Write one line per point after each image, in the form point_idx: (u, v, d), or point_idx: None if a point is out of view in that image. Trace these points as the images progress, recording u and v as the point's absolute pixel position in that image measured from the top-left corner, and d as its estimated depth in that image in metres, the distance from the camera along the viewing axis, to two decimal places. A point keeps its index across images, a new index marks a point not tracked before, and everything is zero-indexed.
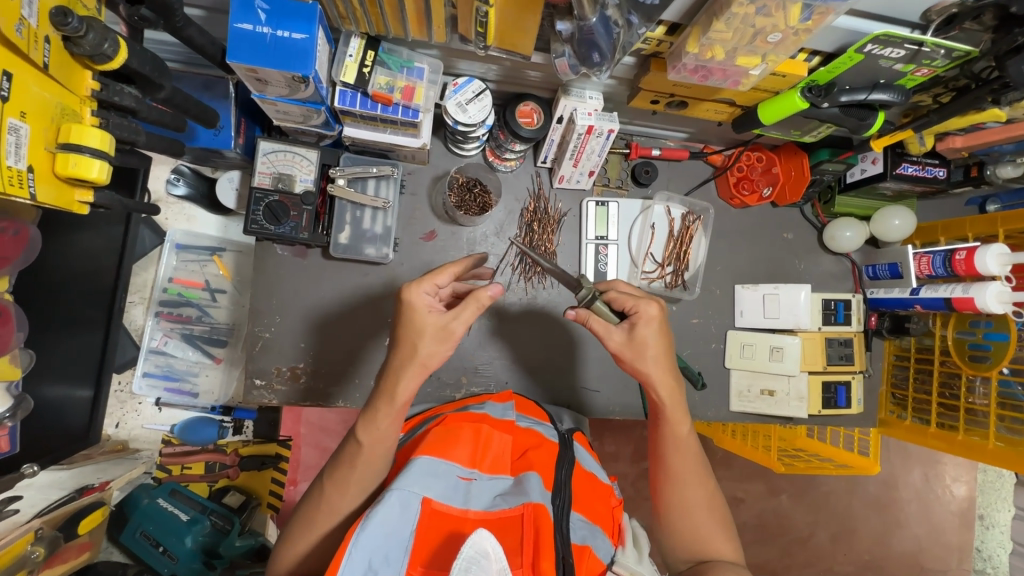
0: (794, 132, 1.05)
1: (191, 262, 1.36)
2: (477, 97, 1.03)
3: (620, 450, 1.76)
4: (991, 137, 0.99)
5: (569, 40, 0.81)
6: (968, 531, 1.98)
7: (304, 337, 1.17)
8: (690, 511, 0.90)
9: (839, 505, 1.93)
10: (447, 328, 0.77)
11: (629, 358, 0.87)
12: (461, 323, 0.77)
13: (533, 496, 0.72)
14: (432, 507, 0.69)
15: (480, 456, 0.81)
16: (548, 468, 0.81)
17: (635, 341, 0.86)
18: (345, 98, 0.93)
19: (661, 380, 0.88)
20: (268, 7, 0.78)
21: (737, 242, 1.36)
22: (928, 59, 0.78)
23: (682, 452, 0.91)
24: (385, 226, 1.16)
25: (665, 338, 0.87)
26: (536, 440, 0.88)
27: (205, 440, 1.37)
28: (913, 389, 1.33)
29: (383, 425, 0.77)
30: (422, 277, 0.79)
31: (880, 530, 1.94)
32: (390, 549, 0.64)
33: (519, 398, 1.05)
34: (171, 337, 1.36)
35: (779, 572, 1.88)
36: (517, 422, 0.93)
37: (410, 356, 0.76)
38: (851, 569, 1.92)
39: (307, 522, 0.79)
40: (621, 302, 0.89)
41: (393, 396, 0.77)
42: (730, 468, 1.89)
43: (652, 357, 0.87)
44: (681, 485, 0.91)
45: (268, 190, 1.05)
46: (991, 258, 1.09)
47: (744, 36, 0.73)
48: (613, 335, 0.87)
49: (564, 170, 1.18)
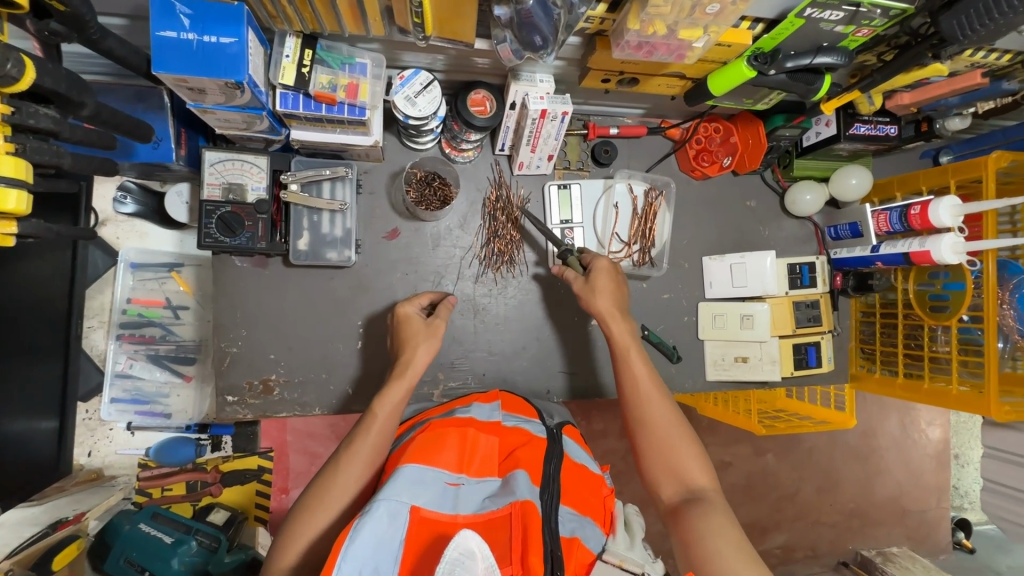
0: (747, 101, 1.04)
1: (148, 280, 1.29)
2: (425, 89, 1.02)
3: (608, 427, 1.79)
4: (937, 91, 1.03)
5: (508, 25, 0.78)
6: (944, 471, 2.07)
7: (273, 348, 1.14)
8: (654, 429, 0.93)
9: (822, 459, 1.99)
10: (435, 324, 1.03)
11: (587, 297, 1.07)
12: (441, 317, 1.05)
13: (521, 492, 0.74)
14: (420, 515, 0.69)
15: (467, 456, 0.81)
16: (536, 464, 0.82)
17: (589, 284, 1.08)
18: (286, 100, 0.90)
19: (615, 313, 1.05)
20: (191, 12, 0.74)
21: (702, 214, 1.37)
22: (867, 20, 0.79)
23: (641, 385, 0.98)
24: (345, 228, 1.13)
25: (618, 284, 1.08)
26: (523, 438, 0.88)
27: (182, 460, 1.32)
28: (880, 342, 1.38)
29: (394, 393, 0.91)
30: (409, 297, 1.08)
31: (862, 478, 2.01)
32: (380, 560, 0.64)
33: (506, 397, 1.05)
34: (136, 359, 1.29)
35: (769, 529, 1.94)
36: (504, 422, 0.93)
37: (413, 343, 0.99)
38: (838, 519, 1.99)
39: (316, 500, 0.79)
40: (586, 257, 1.13)
41: (409, 376, 0.94)
42: (716, 434, 1.93)
43: (605, 296, 1.06)
44: (642, 404, 0.96)
45: (219, 202, 1.03)
46: (944, 211, 1.12)
47: (682, 9, 0.72)
48: (575, 282, 1.10)
49: (522, 156, 1.17)
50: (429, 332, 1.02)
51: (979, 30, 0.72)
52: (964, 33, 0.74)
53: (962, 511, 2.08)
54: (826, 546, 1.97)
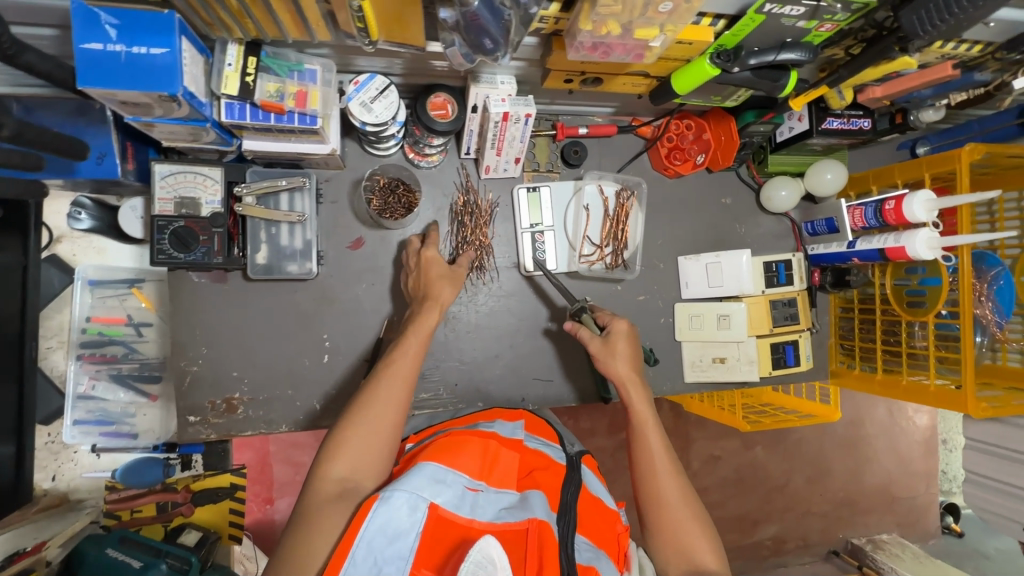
0: (715, 98, 1.01)
1: (108, 298, 1.24)
2: (381, 94, 0.98)
3: (596, 425, 1.78)
4: (907, 84, 1.00)
5: (456, 28, 0.74)
6: (932, 457, 2.07)
7: (237, 365, 1.11)
8: (665, 506, 0.91)
9: (811, 449, 1.99)
10: (458, 270, 1.07)
11: (604, 360, 1.05)
12: (463, 262, 1.10)
13: (537, 511, 0.73)
14: (438, 513, 0.70)
15: (488, 468, 0.80)
16: (555, 488, 0.82)
17: (608, 346, 1.05)
18: (233, 110, 0.86)
19: (633, 380, 1.02)
20: (118, 22, 0.70)
21: (676, 212, 1.34)
22: (829, 14, 0.76)
23: (656, 460, 0.94)
24: (304, 240, 1.09)
25: (636, 347, 1.07)
26: (543, 461, 0.88)
27: (150, 481, 1.28)
28: (859, 338, 1.36)
29: (425, 320, 0.96)
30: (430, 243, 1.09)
31: (851, 467, 2.01)
32: (396, 548, 0.66)
33: (529, 416, 1.04)
34: (99, 380, 1.25)
35: (760, 521, 1.93)
36: (526, 441, 0.92)
37: (435, 282, 1.03)
38: (828, 509, 1.99)
39: (363, 416, 0.82)
40: (601, 318, 1.11)
41: (438, 304, 0.99)
42: (704, 429, 1.91)
43: (622, 360, 1.03)
44: (654, 478, 0.94)
45: (172, 216, 1.00)
46: (919, 205, 1.10)
47: (635, 7, 0.69)
48: (592, 342, 1.07)
49: (488, 160, 1.14)
50: (453, 278, 1.05)
51: (939, 26, 0.69)
52: (925, 28, 0.71)
53: (951, 495, 2.08)
54: (816, 535, 1.97)
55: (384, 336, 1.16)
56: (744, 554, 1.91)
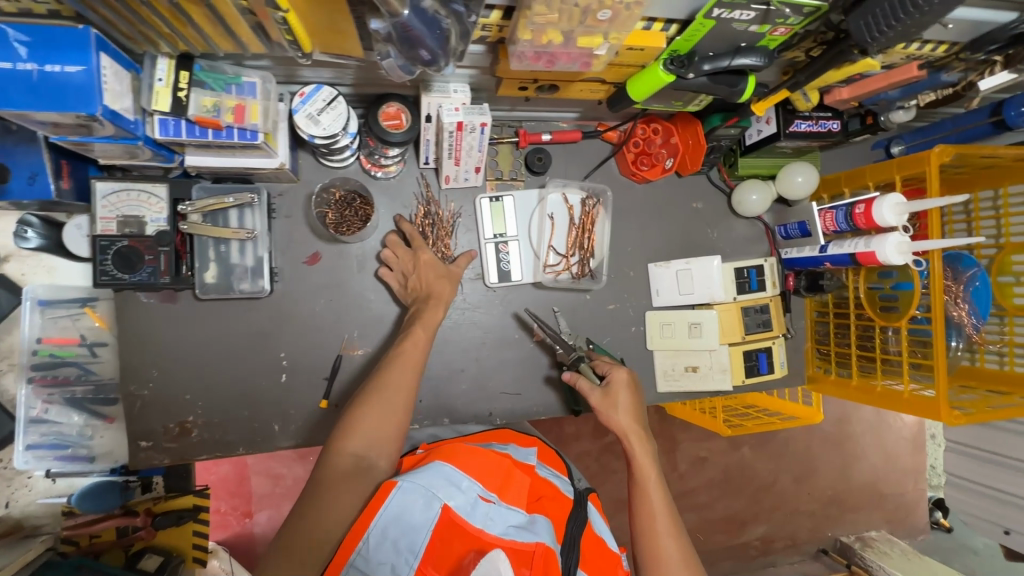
0: (677, 103, 0.98)
1: (60, 318, 1.19)
2: (329, 106, 0.94)
3: (580, 429, 1.74)
4: (874, 85, 0.98)
5: (389, 40, 0.71)
6: (920, 453, 2.06)
7: (190, 388, 1.08)
8: (663, 567, 0.88)
9: (799, 447, 1.97)
10: (455, 270, 1.10)
11: (604, 411, 1.02)
12: (460, 262, 1.12)
13: (543, 536, 0.72)
14: (449, 515, 0.71)
15: (502, 483, 0.81)
16: (560, 518, 0.83)
17: (609, 397, 1.02)
18: (168, 127, 0.82)
19: (636, 433, 0.99)
20: (30, 39, 0.67)
21: (646, 219, 1.31)
22: (781, 18, 0.73)
23: (657, 518, 0.91)
24: (256, 257, 1.06)
25: (638, 397, 1.04)
26: (551, 490, 0.88)
27: (108, 507, 1.24)
28: (835, 343, 1.33)
29: (428, 315, 1.01)
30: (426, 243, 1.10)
31: (839, 465, 1.99)
32: (407, 540, 0.68)
33: (541, 446, 1.05)
34: (52, 404, 1.19)
35: (748, 521, 1.91)
36: (537, 468, 0.93)
37: (435, 280, 1.07)
38: (815, 507, 1.97)
39: (375, 399, 0.87)
40: (602, 367, 1.08)
41: (440, 299, 1.05)
42: (691, 430, 1.87)
43: (623, 413, 1.01)
44: (654, 537, 0.90)
45: (114, 236, 0.95)
46: (888, 209, 1.07)
47: (572, 16, 0.66)
48: (592, 393, 1.04)
49: (446, 170, 1.10)
50: (451, 277, 1.09)
51: (885, 33, 0.67)
52: (872, 36, 0.69)
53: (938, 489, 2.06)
54: (805, 534, 1.95)
55: (343, 354, 1.13)
56: (732, 555, 1.89)
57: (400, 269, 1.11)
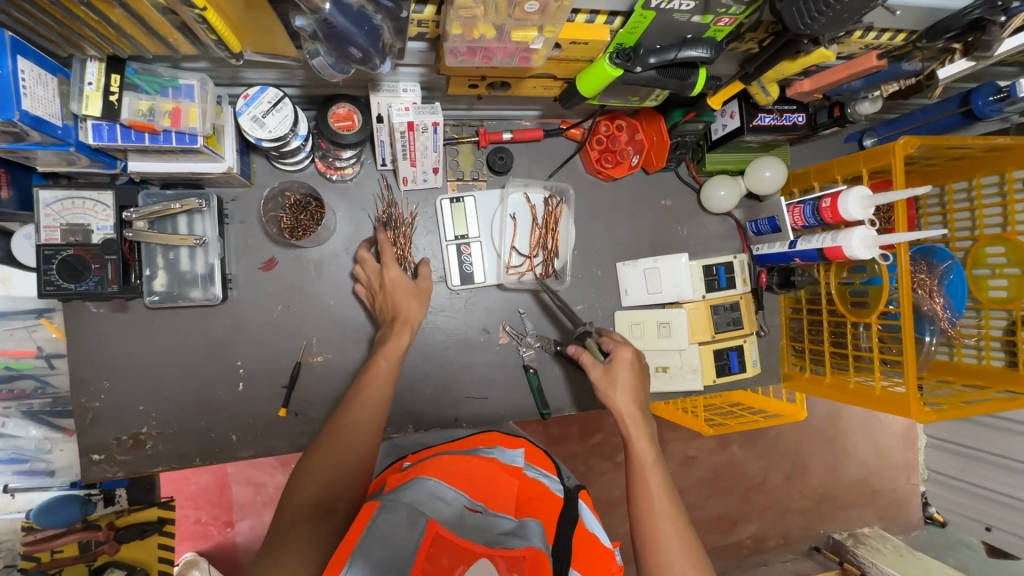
0: (633, 99, 0.96)
1: (15, 329, 1.15)
2: (274, 108, 0.91)
3: (568, 431, 1.67)
4: (835, 75, 0.95)
5: (316, 37, 0.68)
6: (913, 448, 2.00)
7: (142, 399, 1.06)
8: (660, 551, 0.83)
9: (789, 444, 1.92)
10: (423, 286, 1.07)
11: (604, 389, 0.99)
12: (425, 278, 1.08)
13: (534, 540, 0.63)
14: (437, 531, 0.61)
15: (490, 491, 0.73)
16: (552, 518, 0.71)
17: (610, 375, 0.99)
18: (102, 132, 0.80)
19: (636, 412, 0.96)
20: None
21: (613, 217, 1.29)
22: (723, 7, 0.71)
23: (653, 502, 0.87)
24: (208, 264, 1.03)
25: (640, 377, 1.00)
26: (542, 490, 0.77)
27: (67, 521, 1.22)
28: (809, 340, 1.31)
29: (392, 343, 0.97)
30: (392, 258, 1.06)
31: (831, 463, 1.95)
32: (391, 564, 0.58)
33: (531, 445, 0.92)
34: (9, 416, 1.18)
35: (740, 521, 1.88)
36: (526, 470, 0.81)
37: (399, 301, 1.03)
38: (807, 505, 1.93)
39: (332, 442, 0.80)
40: (605, 344, 1.05)
41: (407, 323, 1.01)
42: (678, 429, 1.84)
43: (623, 390, 0.97)
44: (652, 520, 0.85)
45: (59, 245, 0.93)
46: (854, 203, 1.05)
47: (498, 9, 0.64)
48: (593, 368, 1.01)
49: (403, 171, 1.07)
50: (419, 295, 1.06)
51: (816, 20, 0.67)
52: (804, 23, 0.68)
53: None
54: (796, 532, 1.92)
55: (301, 362, 1.11)
56: (723, 555, 1.86)
57: (369, 285, 1.08)
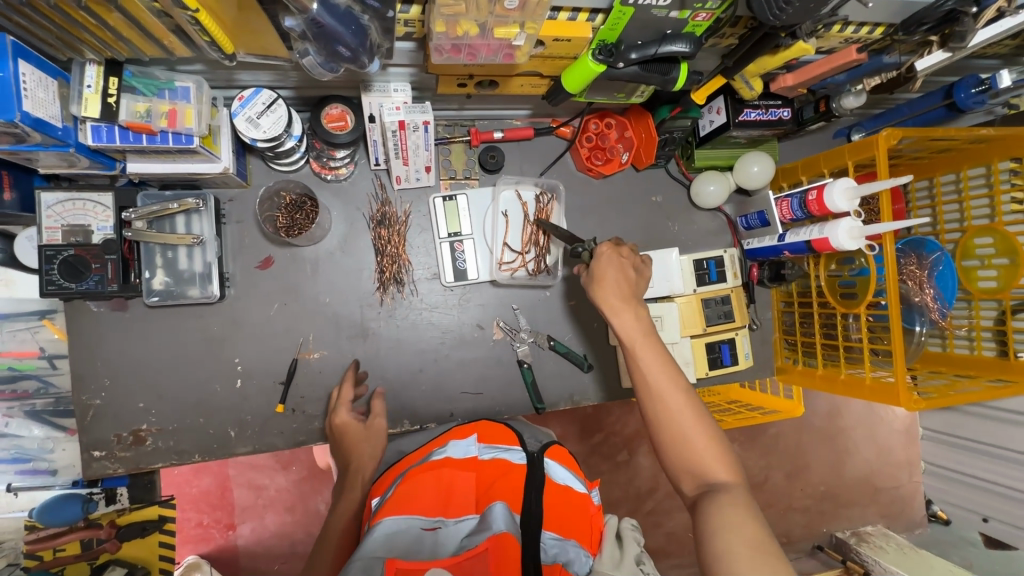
0: (619, 96, 0.98)
1: (19, 331, 1.18)
2: (268, 109, 0.94)
3: (566, 432, 1.64)
4: (817, 70, 0.97)
5: (306, 37, 0.71)
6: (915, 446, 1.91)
7: (142, 397, 1.08)
8: (664, 424, 0.80)
9: (790, 443, 1.85)
10: (374, 427, 1.06)
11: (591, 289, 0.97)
12: (379, 417, 1.07)
13: (496, 526, 0.64)
14: (397, 566, 0.59)
15: (445, 498, 0.73)
16: (515, 493, 0.72)
17: (594, 275, 0.98)
18: (101, 134, 0.82)
19: (624, 301, 0.93)
20: None
21: (604, 213, 1.31)
22: (699, 2, 0.73)
23: (652, 381, 0.84)
24: (205, 263, 1.06)
25: (625, 270, 0.97)
26: (501, 469, 0.78)
27: (70, 519, 1.22)
28: (800, 333, 1.32)
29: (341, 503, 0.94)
30: (341, 405, 1.06)
31: (832, 461, 1.87)
32: None
33: (484, 424, 0.93)
34: (13, 416, 1.22)
35: None
36: (481, 455, 0.83)
37: (354, 450, 1.02)
38: (809, 503, 1.84)
39: None
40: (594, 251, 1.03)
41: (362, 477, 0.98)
42: None
43: (607, 286, 0.95)
44: (653, 396, 0.83)
45: (61, 245, 0.94)
46: (839, 194, 1.07)
47: (479, 6, 0.66)
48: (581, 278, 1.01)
49: (396, 170, 1.10)
50: (373, 436, 1.05)
51: (785, 9, 0.70)
52: (773, 13, 0.71)
53: None
54: (799, 532, 1.82)
55: (298, 359, 1.13)
56: None
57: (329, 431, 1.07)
